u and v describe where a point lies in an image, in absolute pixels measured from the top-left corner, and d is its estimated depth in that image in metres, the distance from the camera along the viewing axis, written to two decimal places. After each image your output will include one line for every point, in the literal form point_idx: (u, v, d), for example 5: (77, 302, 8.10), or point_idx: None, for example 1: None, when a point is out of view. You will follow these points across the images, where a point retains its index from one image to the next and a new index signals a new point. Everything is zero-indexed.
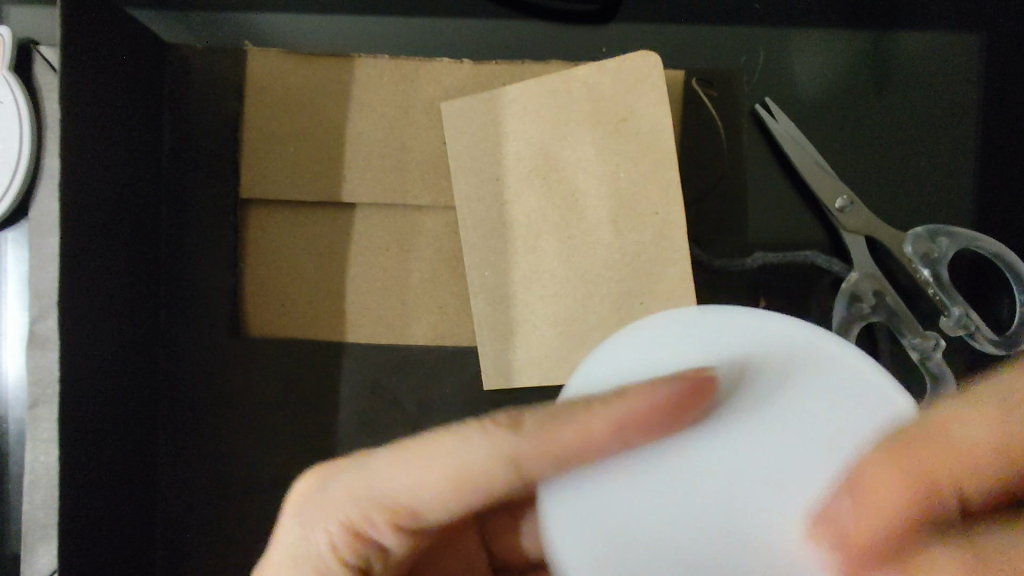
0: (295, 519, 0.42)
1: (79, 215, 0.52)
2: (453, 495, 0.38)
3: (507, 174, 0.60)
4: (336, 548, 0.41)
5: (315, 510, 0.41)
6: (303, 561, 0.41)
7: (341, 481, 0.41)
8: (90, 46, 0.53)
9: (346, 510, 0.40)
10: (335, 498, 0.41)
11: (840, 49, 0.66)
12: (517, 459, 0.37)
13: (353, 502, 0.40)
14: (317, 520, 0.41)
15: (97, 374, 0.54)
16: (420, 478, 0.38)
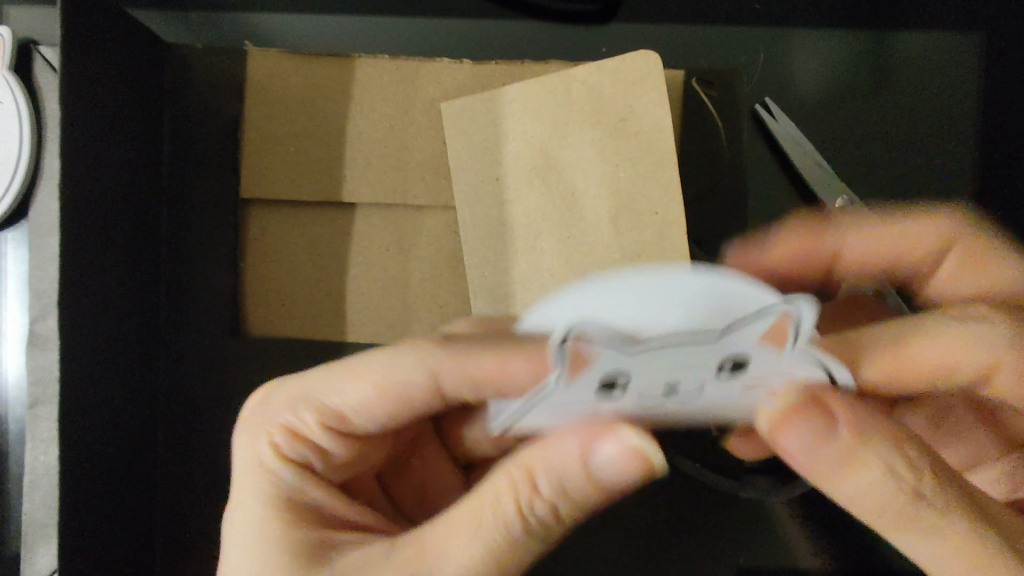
0: (240, 436, 0.43)
1: (80, 214, 0.52)
2: (382, 403, 0.41)
3: (507, 174, 0.60)
4: (279, 449, 0.41)
5: (262, 421, 0.43)
6: (253, 469, 0.41)
7: (287, 390, 0.43)
8: (90, 45, 0.53)
9: (289, 416, 0.42)
10: (276, 404, 0.43)
11: (841, 49, 0.66)
12: (438, 371, 0.39)
13: (300, 405, 0.42)
14: (263, 431, 0.42)
15: (98, 374, 0.54)
16: (353, 380, 0.41)
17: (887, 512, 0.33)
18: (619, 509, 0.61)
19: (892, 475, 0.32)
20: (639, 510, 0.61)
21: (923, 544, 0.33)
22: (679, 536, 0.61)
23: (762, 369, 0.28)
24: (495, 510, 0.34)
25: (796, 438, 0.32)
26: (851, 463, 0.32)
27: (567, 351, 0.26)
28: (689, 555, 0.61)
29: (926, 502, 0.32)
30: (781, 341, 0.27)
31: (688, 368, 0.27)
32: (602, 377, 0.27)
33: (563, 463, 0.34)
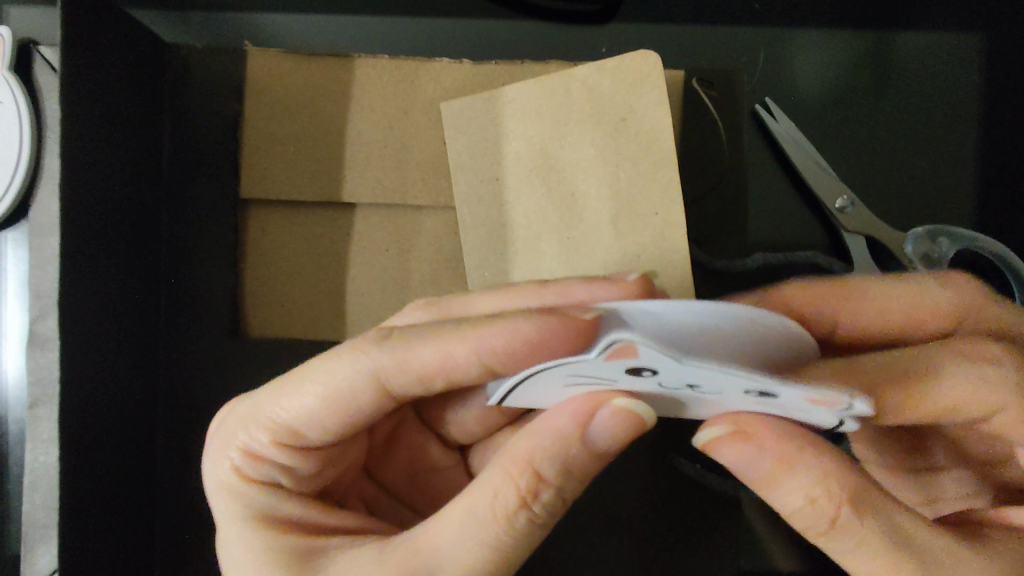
0: (207, 463, 0.44)
1: (80, 215, 0.52)
2: (333, 414, 0.41)
3: (507, 175, 0.60)
4: (244, 471, 0.43)
5: (224, 445, 0.44)
6: (228, 495, 0.43)
7: (239, 412, 0.44)
8: (90, 46, 0.53)
9: (248, 440, 0.42)
10: (233, 426, 0.43)
11: (842, 48, 0.66)
12: (381, 373, 0.40)
13: (255, 427, 0.42)
14: (227, 456, 0.43)
15: (98, 374, 0.54)
16: (303, 395, 0.41)
17: (812, 531, 0.36)
18: (618, 510, 0.61)
19: (814, 502, 0.35)
20: (638, 512, 0.61)
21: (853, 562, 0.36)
22: (678, 538, 0.61)
23: (775, 402, 0.31)
24: (491, 501, 0.35)
25: (733, 457, 0.35)
26: (784, 481, 0.36)
27: (618, 353, 0.26)
28: (688, 556, 0.61)
29: (844, 528, 0.35)
30: (822, 404, 0.29)
31: (721, 383, 0.28)
32: (638, 370, 0.28)
33: (556, 450, 0.36)
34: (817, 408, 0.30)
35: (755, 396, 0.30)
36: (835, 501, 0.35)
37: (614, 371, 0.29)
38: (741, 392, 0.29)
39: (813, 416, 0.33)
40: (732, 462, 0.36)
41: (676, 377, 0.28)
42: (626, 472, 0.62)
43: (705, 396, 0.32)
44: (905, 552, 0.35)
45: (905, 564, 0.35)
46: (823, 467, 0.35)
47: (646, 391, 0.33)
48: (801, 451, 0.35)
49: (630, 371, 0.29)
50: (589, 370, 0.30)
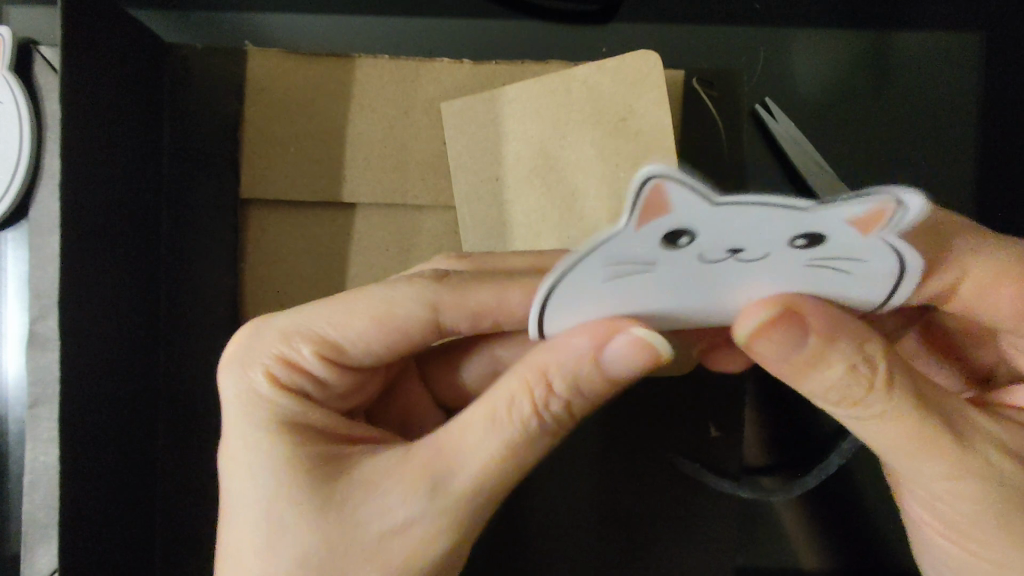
0: (229, 370, 0.43)
1: (80, 212, 0.52)
2: (380, 337, 0.43)
3: (507, 175, 0.61)
4: (276, 378, 0.42)
5: (255, 355, 0.43)
6: (250, 402, 0.42)
7: (277, 324, 0.44)
8: (90, 45, 0.53)
9: (284, 344, 0.43)
10: (269, 336, 0.43)
11: (841, 48, 0.66)
12: (436, 306, 0.43)
13: (297, 337, 0.43)
14: (257, 363, 0.43)
15: (98, 373, 0.54)
16: (352, 312, 0.43)
17: (846, 401, 0.37)
18: (618, 505, 0.61)
19: (852, 372, 0.36)
20: (639, 506, 0.61)
21: (879, 428, 0.38)
22: (679, 530, 0.61)
23: (832, 253, 0.29)
24: (510, 409, 0.37)
25: (773, 341, 0.34)
26: (819, 364, 0.35)
27: (647, 200, 0.25)
28: (687, 549, 0.61)
29: (880, 397, 0.36)
30: (869, 228, 0.27)
31: (763, 233, 0.27)
32: (677, 231, 0.26)
33: (573, 364, 0.36)
34: (865, 240, 0.28)
35: (803, 241, 0.28)
36: (871, 373, 0.36)
37: (648, 255, 0.28)
38: (787, 244, 0.28)
39: (869, 265, 0.31)
40: (771, 354, 0.35)
41: (708, 240, 0.27)
42: (624, 465, 0.61)
43: (758, 269, 0.30)
44: (928, 424, 0.37)
45: (920, 445, 0.38)
46: (852, 352, 0.35)
47: (694, 282, 0.31)
48: (844, 327, 0.34)
49: (668, 241, 0.27)
50: (627, 249, 0.28)
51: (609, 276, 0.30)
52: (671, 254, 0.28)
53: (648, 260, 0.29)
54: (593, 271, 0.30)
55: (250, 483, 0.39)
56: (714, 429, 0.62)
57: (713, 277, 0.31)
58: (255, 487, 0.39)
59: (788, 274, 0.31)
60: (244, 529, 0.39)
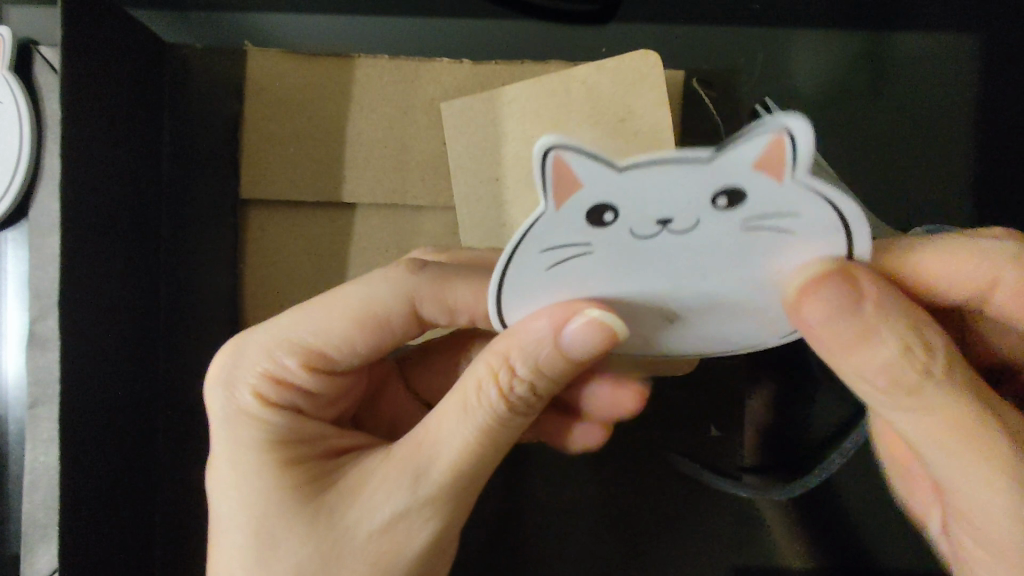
0: (213, 389, 0.43)
1: (79, 212, 0.52)
2: (365, 338, 0.43)
3: (506, 175, 0.61)
4: (263, 396, 0.41)
5: (237, 374, 0.42)
6: (238, 423, 0.41)
7: (258, 338, 0.43)
8: (90, 46, 0.53)
9: (264, 356, 0.42)
10: (251, 350, 0.43)
11: (841, 48, 0.66)
12: (417, 300, 0.43)
13: (276, 346, 0.42)
14: (242, 383, 0.42)
15: (98, 374, 0.54)
16: (330, 315, 0.42)
17: (897, 389, 0.33)
18: (613, 506, 0.61)
19: (907, 352, 0.33)
20: (636, 507, 0.61)
21: (924, 427, 0.34)
22: (676, 531, 0.61)
23: (763, 207, 0.29)
24: (479, 396, 0.37)
25: (821, 312, 0.32)
26: (870, 338, 0.33)
27: (552, 171, 0.27)
28: (684, 552, 0.60)
29: (934, 383, 0.33)
30: (780, 168, 0.28)
31: (681, 192, 0.28)
32: (595, 204, 0.29)
33: (535, 347, 0.36)
34: (783, 187, 0.28)
35: (726, 202, 0.29)
36: (921, 357, 0.33)
37: (578, 221, 0.29)
38: (710, 205, 0.29)
39: (811, 220, 0.31)
40: (818, 321, 0.33)
41: (630, 205, 0.29)
42: (619, 468, 0.62)
43: (701, 239, 0.31)
44: (978, 422, 0.33)
45: (964, 446, 0.33)
46: (904, 330, 0.33)
47: (643, 253, 0.31)
48: (891, 305, 0.33)
49: (591, 213, 0.29)
50: (554, 234, 0.30)
51: (546, 256, 0.32)
52: (599, 233, 0.30)
53: (581, 245, 0.31)
54: (532, 248, 0.31)
55: (237, 494, 0.38)
56: (714, 429, 0.62)
57: (653, 257, 0.32)
58: (241, 500, 0.38)
59: (734, 249, 0.31)
60: (233, 545, 0.38)
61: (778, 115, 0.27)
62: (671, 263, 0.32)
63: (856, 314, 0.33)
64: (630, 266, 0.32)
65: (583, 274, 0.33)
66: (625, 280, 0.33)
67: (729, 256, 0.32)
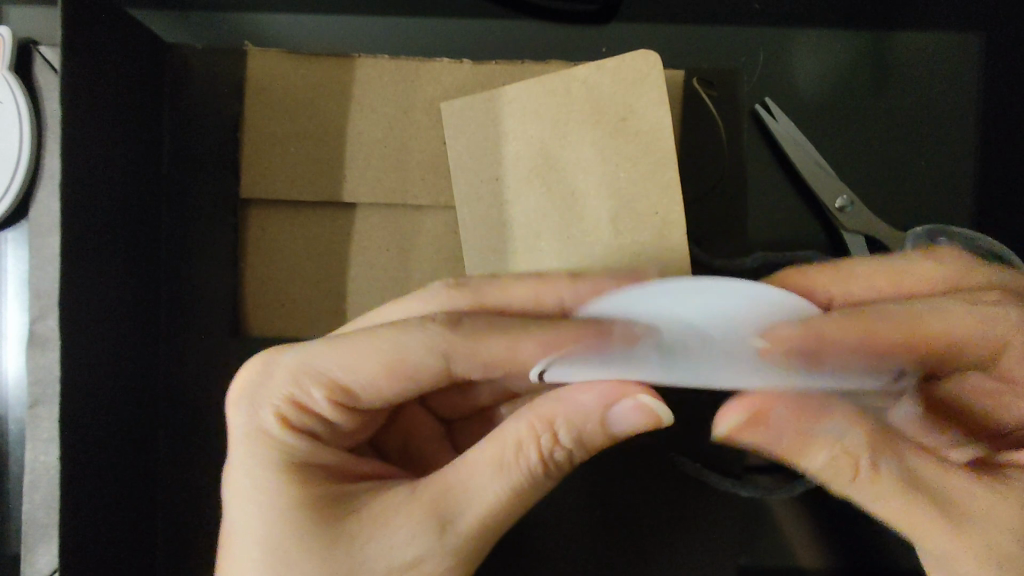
0: (241, 403, 0.44)
1: (79, 212, 0.52)
2: (391, 382, 0.42)
3: (507, 174, 0.61)
4: (286, 419, 0.43)
5: (264, 394, 0.43)
6: (261, 442, 0.42)
7: (286, 362, 0.43)
8: (90, 45, 0.53)
9: (289, 381, 0.43)
10: (280, 371, 0.43)
11: (841, 48, 0.66)
12: (448, 354, 0.41)
13: (305, 377, 0.43)
14: (266, 404, 0.43)
15: (98, 373, 0.54)
16: (357, 355, 0.42)
17: (849, 476, 0.37)
18: (611, 508, 0.61)
19: (845, 453, 0.37)
20: (635, 509, 0.61)
21: (874, 503, 0.38)
22: (676, 531, 0.61)
23: (785, 360, 0.33)
24: (518, 454, 0.38)
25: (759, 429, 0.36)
26: (812, 444, 0.37)
27: (608, 313, 0.33)
28: (684, 552, 0.61)
29: (874, 474, 0.37)
30: (793, 326, 0.33)
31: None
32: (637, 339, 0.33)
33: (580, 418, 0.38)
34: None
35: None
36: (858, 451, 0.37)
37: (620, 352, 0.34)
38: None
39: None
40: (764, 434, 0.36)
41: (670, 344, 0.33)
42: (633, 482, 0.62)
43: (721, 378, 0.34)
44: (922, 501, 0.38)
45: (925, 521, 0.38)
46: (836, 430, 0.36)
47: (666, 383, 0.35)
48: (838, 417, 0.36)
49: (633, 348, 0.33)
50: (596, 360, 0.35)
51: (584, 368, 0.36)
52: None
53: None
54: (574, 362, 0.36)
55: (256, 515, 0.40)
56: None
57: (710, 338, 0.31)
58: (261, 519, 0.40)
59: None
60: (247, 561, 0.39)
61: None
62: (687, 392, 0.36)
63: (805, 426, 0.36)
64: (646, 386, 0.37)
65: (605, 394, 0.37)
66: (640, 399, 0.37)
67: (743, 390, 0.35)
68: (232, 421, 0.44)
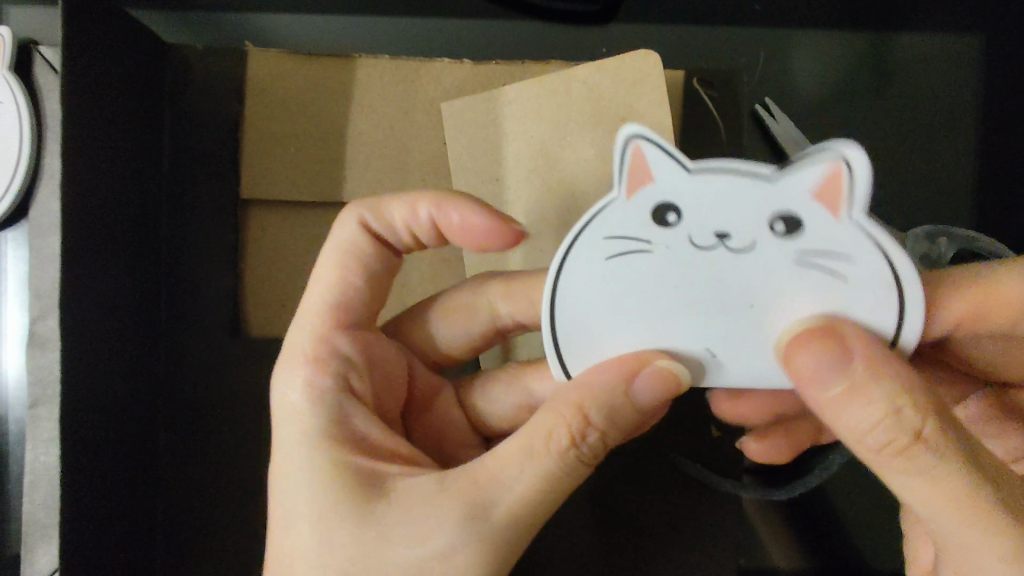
0: (278, 375, 0.42)
1: (80, 213, 0.52)
2: (346, 265, 0.46)
3: (507, 174, 0.61)
4: (316, 383, 0.41)
5: (293, 363, 0.42)
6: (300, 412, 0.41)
7: (307, 330, 0.44)
8: (91, 44, 0.53)
9: (315, 343, 0.43)
10: (304, 340, 0.43)
11: (841, 48, 0.66)
12: (369, 219, 0.46)
13: (322, 333, 0.44)
14: (298, 372, 0.42)
15: (97, 372, 0.54)
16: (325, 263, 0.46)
17: (891, 451, 0.32)
18: (611, 507, 0.61)
19: (898, 416, 0.31)
20: (637, 508, 0.61)
21: (919, 489, 0.33)
22: (679, 532, 0.61)
23: (815, 238, 0.36)
24: (551, 442, 0.35)
25: (812, 363, 0.33)
26: (860, 398, 0.32)
27: (635, 160, 0.36)
28: (686, 552, 0.60)
29: (930, 443, 0.32)
30: (837, 205, 0.35)
31: (741, 206, 0.36)
32: (663, 201, 0.36)
33: (607, 397, 0.36)
34: (838, 223, 0.35)
35: (782, 227, 0.35)
36: (920, 413, 0.31)
37: (645, 213, 0.36)
38: (766, 226, 0.36)
39: (856, 267, 0.36)
40: (811, 376, 0.33)
41: (695, 208, 0.36)
42: (659, 483, 0.61)
43: (749, 260, 0.36)
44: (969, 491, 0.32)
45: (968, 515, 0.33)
46: (904, 374, 0.32)
47: (688, 279, 0.37)
48: (887, 364, 0.32)
49: (657, 209, 0.36)
50: (624, 222, 0.37)
51: (609, 242, 0.37)
52: (664, 229, 0.36)
53: (643, 240, 0.37)
54: (601, 227, 0.37)
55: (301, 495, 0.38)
56: (714, 429, 0.62)
57: (707, 275, 0.37)
58: (301, 495, 0.38)
59: (783, 272, 0.36)
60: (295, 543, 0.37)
61: (839, 146, 0.35)
62: (712, 309, 0.37)
63: (849, 370, 0.32)
64: (676, 302, 0.37)
65: (628, 301, 0.38)
66: (667, 323, 0.38)
67: (767, 303, 0.37)
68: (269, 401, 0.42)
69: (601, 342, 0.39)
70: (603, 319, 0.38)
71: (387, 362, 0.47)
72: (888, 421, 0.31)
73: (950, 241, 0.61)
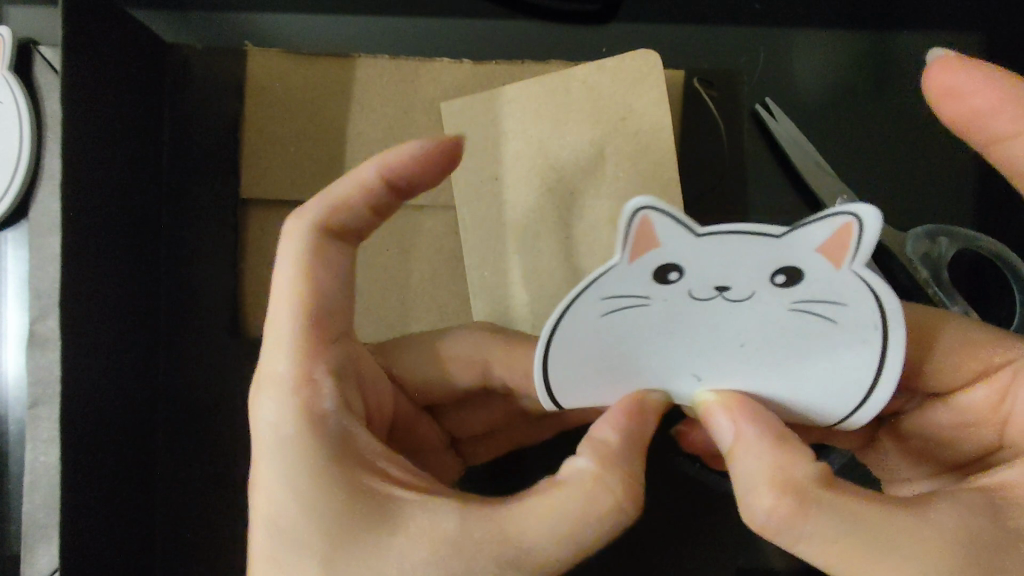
0: (270, 405, 0.41)
1: (80, 210, 0.52)
2: (313, 284, 0.42)
3: (506, 174, 0.60)
4: (307, 406, 0.40)
5: (281, 392, 0.41)
6: (296, 444, 0.39)
7: (286, 360, 0.42)
8: (91, 43, 0.53)
9: (300, 367, 0.41)
10: (286, 367, 0.42)
11: (841, 48, 0.66)
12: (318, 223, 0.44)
13: (303, 361, 0.42)
14: (285, 398, 0.41)
15: (97, 371, 0.54)
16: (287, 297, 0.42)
17: (782, 514, 0.36)
18: None
19: (792, 484, 0.36)
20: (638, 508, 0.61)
21: (825, 549, 0.36)
22: (678, 532, 0.61)
23: (816, 287, 0.34)
24: (593, 503, 0.37)
25: (725, 425, 0.38)
26: (767, 460, 0.37)
27: (638, 227, 0.32)
28: (687, 552, 0.61)
29: (819, 508, 0.35)
30: (841, 255, 0.33)
31: (743, 262, 0.33)
32: (664, 263, 0.33)
33: (633, 445, 0.39)
34: (841, 273, 0.33)
35: (784, 280, 0.33)
36: (808, 484, 0.36)
37: (645, 275, 0.34)
38: (768, 280, 0.34)
39: (850, 309, 0.35)
40: (723, 435, 0.38)
41: (697, 268, 0.33)
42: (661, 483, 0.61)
43: (746, 310, 0.35)
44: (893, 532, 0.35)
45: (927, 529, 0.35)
46: (796, 448, 0.37)
47: (683, 326, 0.36)
48: (784, 438, 0.37)
49: (659, 271, 0.33)
50: (621, 284, 0.34)
51: (604, 301, 0.35)
52: (662, 289, 0.34)
53: (640, 296, 0.35)
54: (598, 289, 0.35)
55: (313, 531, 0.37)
56: None
57: (706, 322, 0.36)
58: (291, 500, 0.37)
59: (781, 323, 0.36)
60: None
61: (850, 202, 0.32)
62: (707, 350, 0.38)
63: (759, 435, 0.37)
64: (670, 345, 0.37)
65: (622, 348, 0.38)
66: (660, 360, 0.39)
67: (761, 344, 0.37)
68: (259, 435, 0.41)
69: (597, 375, 0.40)
70: (597, 364, 0.39)
71: (372, 382, 0.47)
72: (786, 493, 0.36)
73: (950, 244, 0.61)
